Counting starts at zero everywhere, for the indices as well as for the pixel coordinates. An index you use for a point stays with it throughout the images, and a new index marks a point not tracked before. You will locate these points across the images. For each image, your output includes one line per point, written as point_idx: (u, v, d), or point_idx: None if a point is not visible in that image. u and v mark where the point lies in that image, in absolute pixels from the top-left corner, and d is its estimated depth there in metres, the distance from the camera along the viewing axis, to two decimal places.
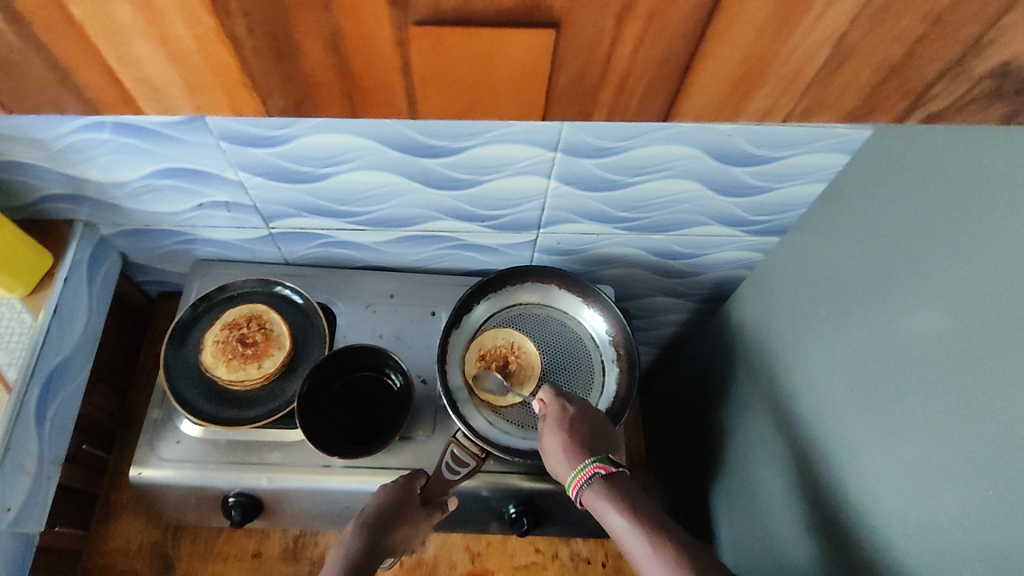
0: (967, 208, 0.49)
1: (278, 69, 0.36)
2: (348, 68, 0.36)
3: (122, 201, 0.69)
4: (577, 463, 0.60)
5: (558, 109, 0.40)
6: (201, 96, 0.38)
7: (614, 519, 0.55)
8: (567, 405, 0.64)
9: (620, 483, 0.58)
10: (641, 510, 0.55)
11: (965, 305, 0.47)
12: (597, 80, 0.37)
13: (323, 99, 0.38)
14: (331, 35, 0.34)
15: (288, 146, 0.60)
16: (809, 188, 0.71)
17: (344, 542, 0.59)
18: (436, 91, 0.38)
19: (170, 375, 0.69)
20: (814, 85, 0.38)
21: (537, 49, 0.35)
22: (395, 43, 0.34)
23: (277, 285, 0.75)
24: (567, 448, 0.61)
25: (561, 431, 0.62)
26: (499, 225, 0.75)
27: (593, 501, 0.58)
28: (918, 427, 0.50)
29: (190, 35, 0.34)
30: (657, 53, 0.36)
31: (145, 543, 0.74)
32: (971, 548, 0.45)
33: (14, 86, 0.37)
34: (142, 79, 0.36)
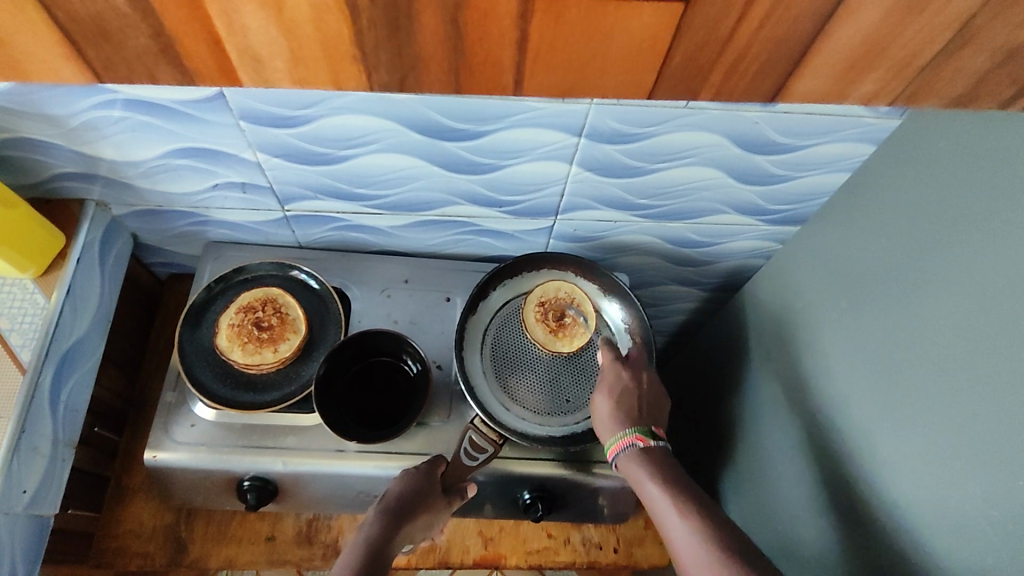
0: (997, 200, 0.48)
1: (391, 41, 0.36)
2: (462, 42, 0.36)
3: (136, 180, 0.68)
4: (618, 429, 0.63)
5: (664, 88, 0.40)
6: (305, 69, 0.38)
7: (647, 489, 0.59)
8: (620, 372, 0.66)
9: (658, 457, 0.62)
10: (673, 479, 0.59)
11: (996, 297, 0.47)
12: (713, 59, 0.38)
13: (428, 76, 0.39)
14: (451, 6, 0.34)
15: (310, 127, 0.60)
16: (831, 177, 0.70)
17: (364, 527, 0.59)
18: (544, 68, 0.38)
19: (185, 358, 0.68)
20: (921, 71, 0.40)
21: (654, 23, 0.36)
22: (515, 16, 0.35)
23: (292, 269, 0.74)
24: (614, 415, 0.64)
25: (610, 398, 0.65)
26: (517, 211, 0.74)
27: (630, 468, 0.62)
28: (942, 418, 0.50)
29: (307, 6, 0.34)
30: (779, 31, 0.36)
31: (159, 525, 0.74)
32: (996, 537, 0.46)
33: (109, 57, 0.37)
34: (245, 48, 0.36)
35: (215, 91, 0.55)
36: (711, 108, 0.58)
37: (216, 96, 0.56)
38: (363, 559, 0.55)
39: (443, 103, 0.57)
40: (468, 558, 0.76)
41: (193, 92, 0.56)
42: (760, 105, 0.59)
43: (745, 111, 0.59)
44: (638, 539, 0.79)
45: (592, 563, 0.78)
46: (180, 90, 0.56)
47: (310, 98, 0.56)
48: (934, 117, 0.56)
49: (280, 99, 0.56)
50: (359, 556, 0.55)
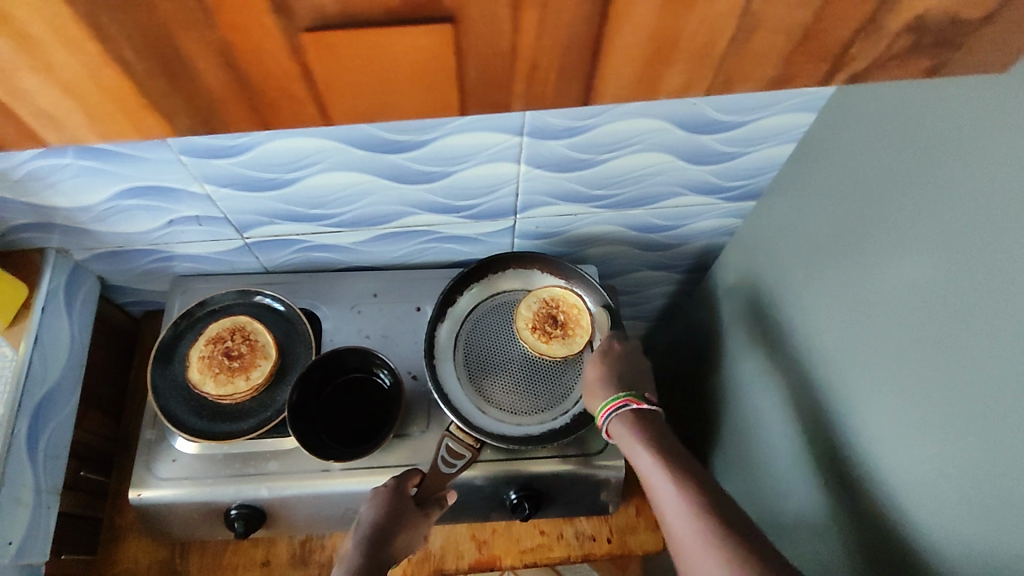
0: (936, 157, 0.48)
1: (176, 92, 0.35)
2: (246, 79, 0.35)
3: (91, 224, 0.68)
4: (609, 394, 0.63)
5: (474, 103, 0.39)
6: (102, 124, 0.37)
7: (640, 456, 0.57)
8: (613, 343, 0.68)
9: (650, 419, 0.61)
10: (669, 450, 0.57)
11: (936, 254, 0.48)
12: (505, 67, 0.36)
13: (230, 115, 0.37)
14: (221, 50, 0.33)
15: (251, 154, 0.59)
16: (781, 149, 0.70)
17: (346, 559, 0.58)
18: (344, 96, 0.37)
19: (159, 395, 0.68)
20: (725, 57, 0.37)
21: (428, 46, 0.34)
22: (288, 51, 0.33)
23: (257, 294, 0.74)
24: (604, 381, 0.65)
25: (602, 363, 0.66)
26: (475, 215, 0.74)
27: (619, 430, 0.61)
28: (909, 378, 0.50)
29: (79, 65, 0.33)
30: (556, 38, 0.35)
31: (154, 561, 0.75)
32: (964, 492, 0.45)
33: None
34: (39, 112, 0.36)
35: None
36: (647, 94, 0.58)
37: None
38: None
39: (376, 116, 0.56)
40: (464, 563, 0.77)
41: None
42: None
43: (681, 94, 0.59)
44: (630, 527, 0.79)
45: (586, 556, 0.78)
46: None
47: None
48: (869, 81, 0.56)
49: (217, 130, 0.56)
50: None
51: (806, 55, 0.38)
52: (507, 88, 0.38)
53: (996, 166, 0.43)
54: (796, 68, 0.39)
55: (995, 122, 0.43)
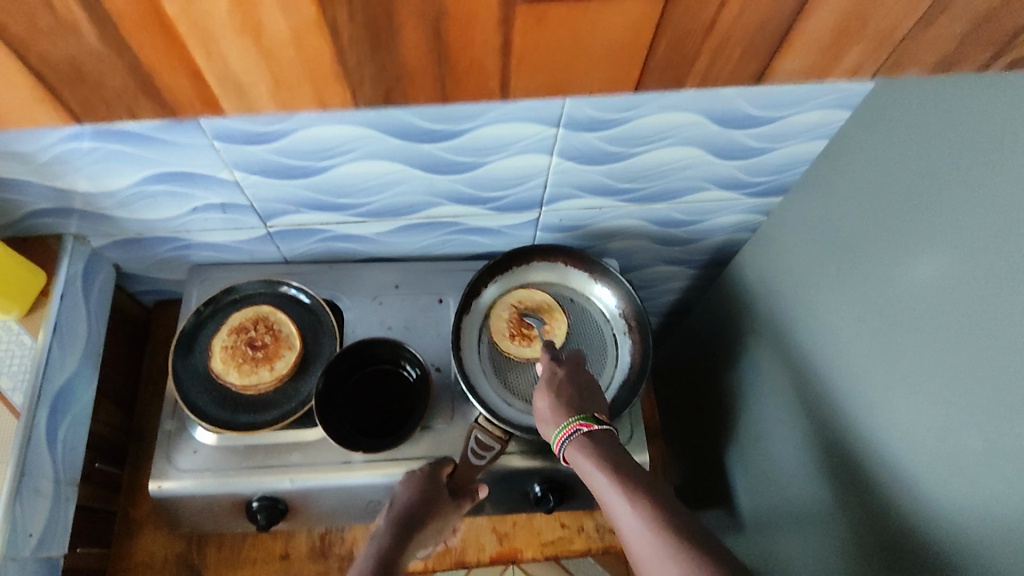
0: (980, 154, 0.49)
1: (372, 57, 0.43)
2: (445, 49, 0.43)
3: (113, 210, 0.67)
4: (561, 419, 0.62)
5: (651, 81, 0.48)
6: (286, 94, 0.45)
7: (596, 478, 0.56)
8: (558, 367, 0.66)
9: (602, 440, 0.59)
10: (622, 468, 0.55)
11: (982, 251, 0.48)
12: (699, 42, 0.45)
13: (416, 88, 0.46)
14: (433, 18, 0.40)
15: (286, 141, 0.58)
16: (809, 146, 0.71)
17: (376, 537, 0.60)
18: (527, 73, 0.46)
19: (181, 385, 0.67)
20: (902, 41, 0.49)
21: (634, 23, 0.43)
22: (500, 20, 0.41)
23: (281, 284, 0.73)
24: (553, 407, 0.63)
25: (549, 391, 0.64)
26: (502, 207, 0.74)
27: (576, 456, 0.59)
28: (944, 373, 0.50)
29: (287, 30, 0.40)
30: (755, 17, 0.43)
31: (170, 554, 0.74)
32: (996, 486, 0.46)
33: (88, 95, 0.44)
34: (228, 77, 0.43)
35: None
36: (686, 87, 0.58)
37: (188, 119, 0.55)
38: (373, 567, 0.56)
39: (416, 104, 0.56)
40: (485, 555, 0.77)
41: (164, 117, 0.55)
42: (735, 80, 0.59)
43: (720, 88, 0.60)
44: None
45: (607, 548, 0.79)
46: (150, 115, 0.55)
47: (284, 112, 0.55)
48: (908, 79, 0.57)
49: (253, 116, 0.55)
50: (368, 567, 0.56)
51: (979, 37, 0.49)
52: (682, 75, 0.48)
53: None
54: (970, 46, 0.49)
55: None
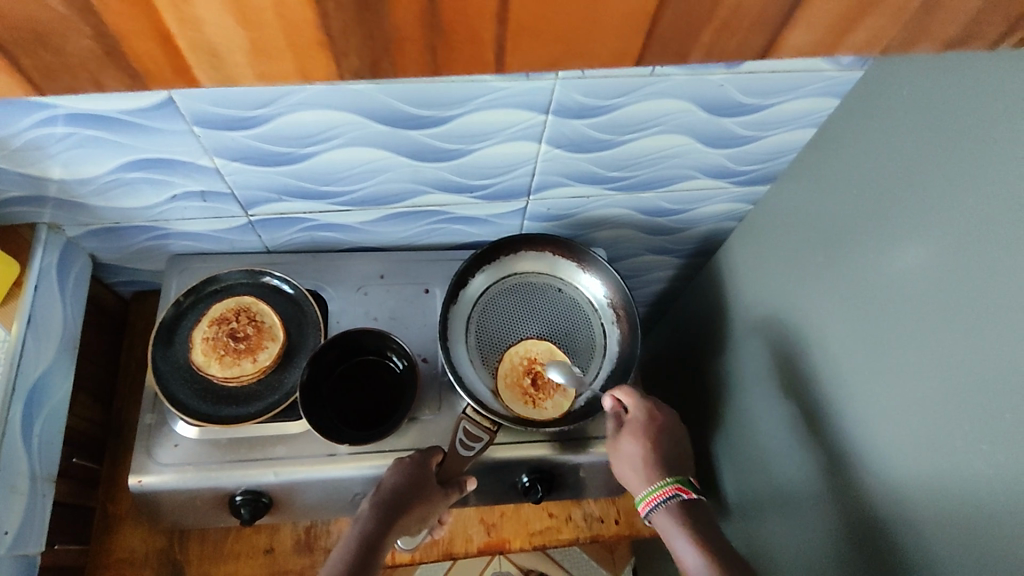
0: (968, 140, 0.49)
1: (361, 25, 0.32)
2: (439, 19, 0.32)
3: (88, 198, 0.65)
4: (658, 479, 0.65)
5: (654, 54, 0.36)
6: (269, 62, 0.33)
7: (682, 545, 0.61)
8: (656, 412, 0.69)
9: (695, 510, 0.64)
10: (713, 542, 0.61)
11: (968, 238, 0.48)
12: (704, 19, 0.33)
13: (403, 59, 0.34)
14: None
15: (267, 127, 0.57)
16: (797, 134, 0.70)
17: (360, 520, 0.61)
18: (528, 43, 0.34)
19: (161, 377, 0.66)
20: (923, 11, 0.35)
21: None
22: None
23: (263, 274, 0.72)
24: (647, 462, 0.66)
25: (645, 441, 0.67)
26: (489, 195, 0.73)
27: (664, 520, 0.63)
28: (928, 360, 0.51)
29: None
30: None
31: (152, 550, 0.72)
32: (981, 470, 0.47)
33: (47, 64, 0.32)
34: (203, 43, 0.31)
35: (164, 98, 0.52)
36: (676, 73, 0.58)
37: (166, 103, 0.53)
38: (355, 553, 0.59)
39: (401, 89, 0.54)
40: (472, 546, 0.76)
41: (140, 101, 0.53)
42: (725, 67, 0.58)
43: (710, 75, 0.59)
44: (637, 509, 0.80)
45: (595, 537, 0.79)
46: (126, 99, 0.53)
47: (265, 96, 0.53)
48: (898, 66, 0.56)
49: (234, 101, 0.53)
50: (350, 554, 0.58)
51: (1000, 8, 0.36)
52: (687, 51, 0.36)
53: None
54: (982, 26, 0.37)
55: None
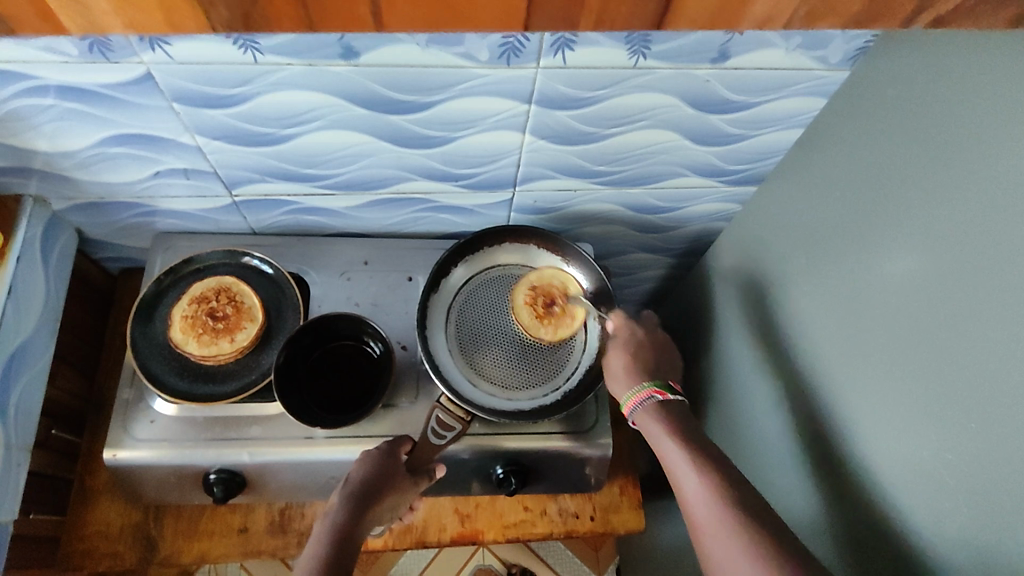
0: (950, 144, 0.48)
1: None
2: None
3: (73, 171, 0.65)
4: (635, 385, 0.66)
5: None
6: None
7: (665, 443, 0.59)
8: (637, 328, 0.71)
9: (673, 410, 0.63)
10: (693, 440, 0.59)
11: (949, 245, 0.48)
12: None
13: None
14: None
15: (249, 106, 0.57)
16: (786, 134, 0.70)
17: (331, 514, 0.58)
18: None
19: (139, 353, 0.66)
20: None
21: None
22: None
23: (245, 255, 0.72)
24: (629, 368, 0.68)
25: (626, 352, 0.69)
26: (473, 184, 0.73)
27: (644, 422, 0.63)
28: (910, 366, 0.50)
29: None
30: None
31: (126, 525, 0.73)
32: (957, 478, 0.46)
33: None
34: None
35: (143, 72, 0.53)
36: (660, 66, 0.57)
37: (145, 78, 0.53)
38: (332, 546, 0.54)
39: (381, 72, 0.54)
40: (446, 535, 0.76)
41: (120, 75, 0.53)
42: (710, 62, 0.58)
43: (695, 69, 0.58)
44: (613, 506, 0.80)
45: (569, 532, 0.78)
46: (107, 73, 0.53)
47: (244, 75, 0.53)
48: (884, 67, 0.56)
49: (213, 79, 0.54)
50: (328, 545, 0.54)
51: None
52: None
53: (1010, 155, 0.43)
54: None
55: (1010, 107, 0.44)
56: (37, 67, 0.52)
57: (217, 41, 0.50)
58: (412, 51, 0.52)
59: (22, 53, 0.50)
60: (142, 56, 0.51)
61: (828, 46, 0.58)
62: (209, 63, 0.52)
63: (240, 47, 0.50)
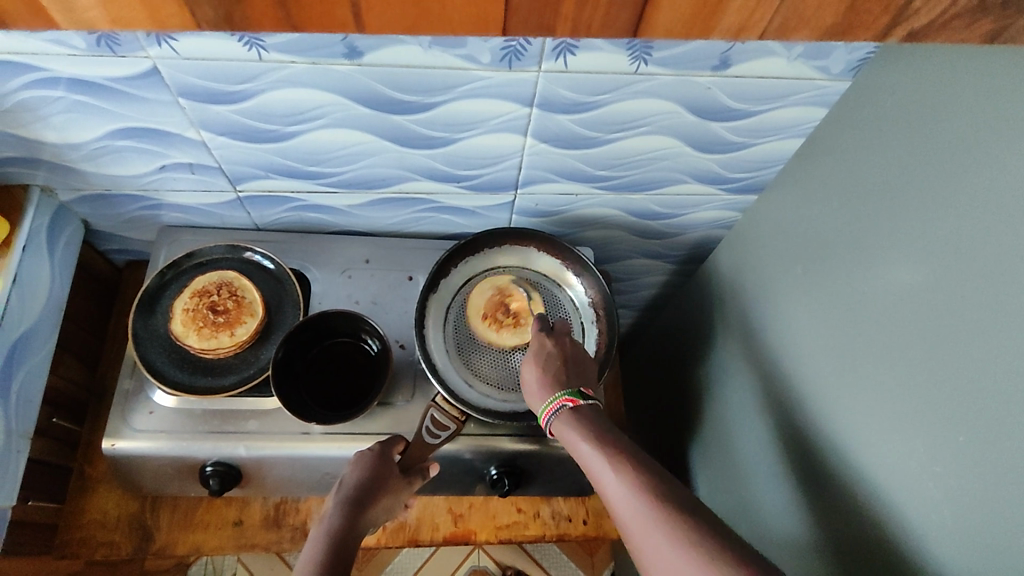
0: (949, 158, 0.48)
1: None
2: None
3: (80, 163, 0.66)
4: (545, 397, 0.62)
5: None
6: None
7: (580, 446, 0.56)
8: (546, 338, 0.66)
9: (588, 414, 0.59)
10: (608, 438, 0.55)
11: (945, 259, 0.48)
12: None
13: None
14: None
15: (253, 103, 0.58)
16: (788, 143, 0.70)
17: (326, 518, 0.56)
18: None
19: (140, 345, 0.67)
20: None
21: None
22: None
23: (248, 251, 0.73)
24: (542, 381, 0.62)
25: (538, 364, 0.64)
26: (475, 186, 0.73)
27: (562, 430, 0.59)
28: (903, 380, 0.50)
29: None
30: None
31: (122, 514, 0.73)
32: (949, 492, 0.46)
33: None
34: None
35: (149, 67, 0.53)
36: (661, 72, 0.57)
37: (151, 72, 0.54)
38: (331, 549, 0.53)
39: (384, 72, 0.55)
40: (439, 535, 0.77)
41: (129, 69, 0.54)
42: (711, 69, 0.58)
43: (697, 76, 0.59)
44: (607, 510, 0.80)
45: (562, 535, 0.78)
46: (117, 67, 0.54)
47: (248, 72, 0.54)
48: (886, 80, 0.56)
49: (219, 75, 0.54)
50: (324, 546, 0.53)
51: None
52: None
53: (1008, 170, 0.43)
54: None
55: (1008, 121, 0.44)
56: (45, 60, 0.53)
57: (221, 38, 0.50)
58: (414, 52, 0.53)
59: (31, 46, 0.51)
60: (148, 51, 0.52)
61: (830, 56, 0.58)
62: (214, 60, 0.53)
63: (245, 44, 0.51)
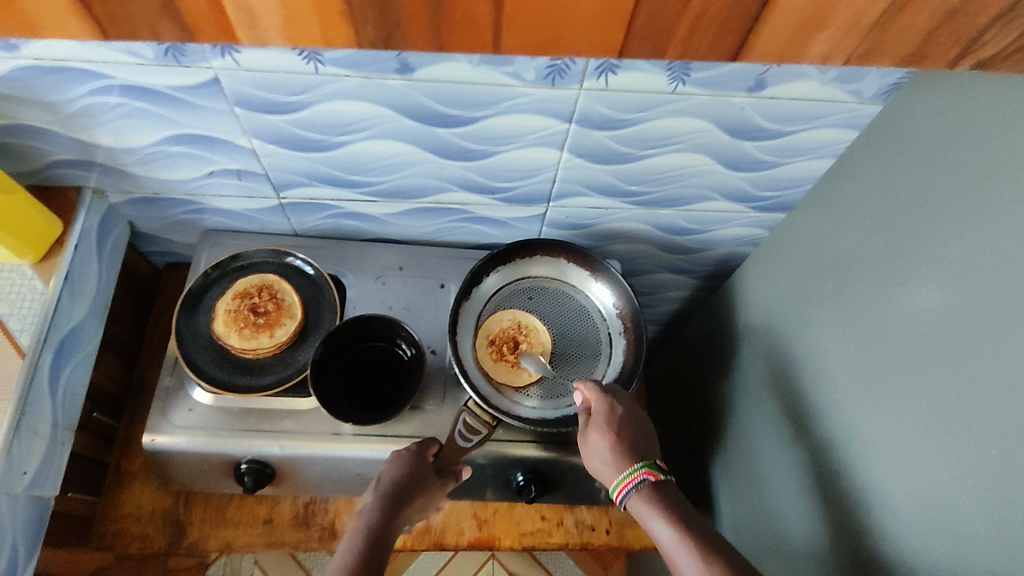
0: (975, 180, 0.50)
1: None
2: None
3: (133, 167, 0.69)
4: (624, 467, 0.62)
5: None
6: None
7: (659, 527, 0.58)
8: (614, 402, 0.66)
9: (666, 491, 0.61)
10: (687, 522, 0.57)
11: (970, 278, 0.49)
12: None
13: None
14: None
15: (305, 113, 0.60)
16: (816, 164, 0.72)
17: (363, 514, 0.59)
18: None
19: (183, 343, 0.69)
20: None
21: None
22: None
23: (288, 256, 0.75)
24: (616, 451, 0.63)
25: (610, 431, 0.64)
26: (509, 198, 0.75)
27: (638, 506, 0.60)
28: (926, 396, 0.51)
29: None
30: None
31: (157, 509, 0.75)
32: (972, 507, 0.47)
33: None
34: None
35: (210, 77, 0.56)
36: (698, 92, 0.60)
37: (211, 82, 0.57)
38: (365, 545, 0.56)
39: (432, 87, 0.57)
40: (463, 539, 0.78)
41: (190, 79, 0.56)
42: (746, 91, 0.60)
43: (732, 97, 0.61)
44: (629, 520, 0.81)
45: (584, 544, 0.80)
46: (178, 77, 0.56)
47: (304, 84, 0.57)
48: (916, 104, 0.58)
49: (276, 86, 0.57)
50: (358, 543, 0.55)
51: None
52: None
53: None
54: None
55: None
56: (112, 68, 0.55)
57: (282, 50, 0.53)
58: (464, 69, 0.55)
59: (101, 54, 0.54)
60: (211, 61, 0.54)
61: (862, 80, 0.60)
62: (273, 72, 0.55)
63: (305, 58, 0.54)
